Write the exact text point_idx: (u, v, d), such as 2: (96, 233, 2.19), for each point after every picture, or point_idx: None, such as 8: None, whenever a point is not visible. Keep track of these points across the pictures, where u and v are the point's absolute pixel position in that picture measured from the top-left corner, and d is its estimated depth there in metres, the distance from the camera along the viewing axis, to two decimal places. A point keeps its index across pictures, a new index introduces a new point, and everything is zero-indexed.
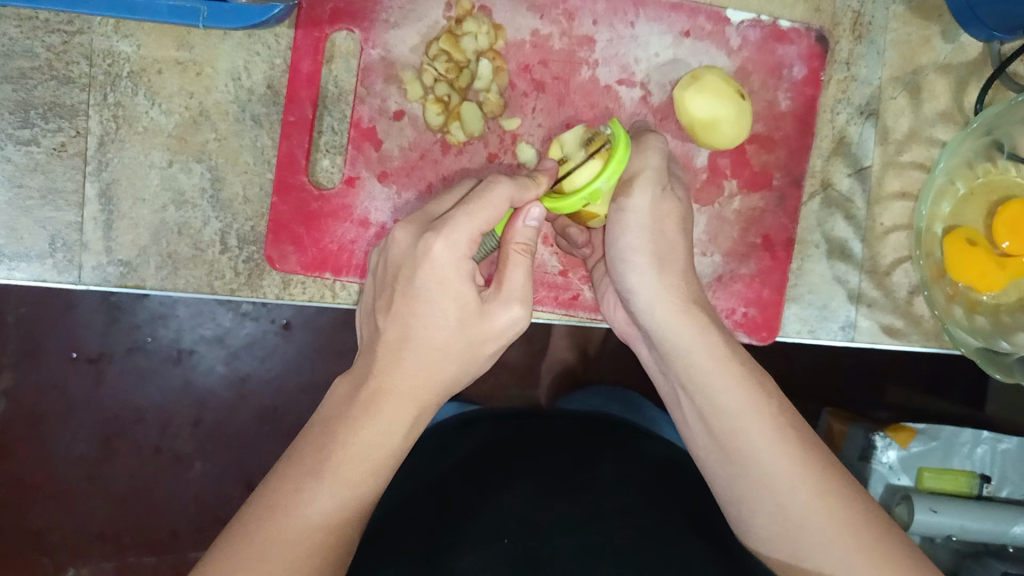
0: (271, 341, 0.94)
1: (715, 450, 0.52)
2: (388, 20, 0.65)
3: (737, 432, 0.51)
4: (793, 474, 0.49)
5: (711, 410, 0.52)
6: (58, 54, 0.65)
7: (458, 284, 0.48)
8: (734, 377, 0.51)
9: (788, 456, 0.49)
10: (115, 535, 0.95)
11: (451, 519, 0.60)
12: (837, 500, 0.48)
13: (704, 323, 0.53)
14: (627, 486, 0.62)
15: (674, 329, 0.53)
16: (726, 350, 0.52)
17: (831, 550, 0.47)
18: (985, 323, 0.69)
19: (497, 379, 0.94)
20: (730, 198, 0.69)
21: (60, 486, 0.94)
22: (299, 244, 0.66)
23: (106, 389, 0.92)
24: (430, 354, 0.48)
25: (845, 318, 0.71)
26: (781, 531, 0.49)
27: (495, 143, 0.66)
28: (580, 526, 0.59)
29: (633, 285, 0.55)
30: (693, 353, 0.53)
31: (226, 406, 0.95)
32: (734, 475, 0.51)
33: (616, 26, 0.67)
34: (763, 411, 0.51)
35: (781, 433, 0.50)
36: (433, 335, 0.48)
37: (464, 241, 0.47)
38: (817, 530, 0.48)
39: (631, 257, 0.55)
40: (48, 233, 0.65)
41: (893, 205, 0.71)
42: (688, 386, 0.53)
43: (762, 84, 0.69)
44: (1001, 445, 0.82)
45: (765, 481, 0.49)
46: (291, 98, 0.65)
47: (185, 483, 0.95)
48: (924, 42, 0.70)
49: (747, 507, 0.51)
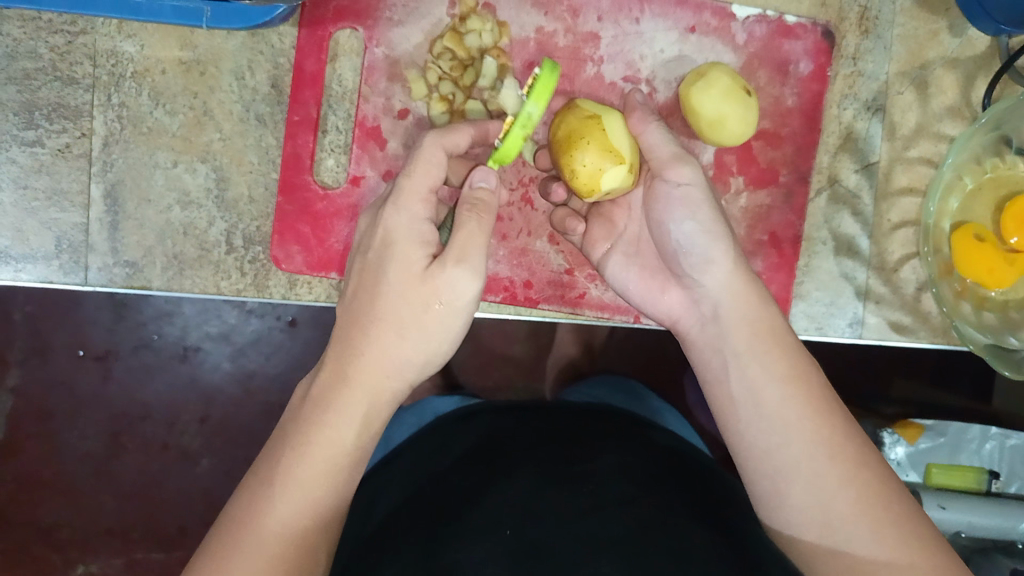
0: (278, 337, 0.93)
1: (754, 415, 0.52)
2: (392, 19, 0.65)
3: (788, 399, 0.51)
4: (833, 442, 0.49)
5: (762, 377, 0.52)
6: (62, 54, 0.64)
7: (407, 252, 0.52)
8: (789, 351, 0.53)
9: (825, 428, 0.50)
10: (125, 531, 0.95)
11: (447, 511, 0.60)
12: (868, 478, 0.49)
13: (764, 298, 0.56)
14: (628, 477, 0.62)
15: (740, 298, 0.55)
16: (783, 325, 0.55)
17: (858, 521, 0.47)
18: (993, 319, 0.68)
19: (503, 375, 0.94)
20: (736, 194, 0.68)
21: (67, 482, 0.94)
22: (304, 244, 0.66)
23: (113, 386, 0.92)
24: (382, 342, 0.52)
25: (852, 314, 0.71)
26: (813, 503, 0.48)
27: None
28: (573, 518, 0.57)
29: (704, 252, 0.56)
30: (752, 321, 0.54)
31: (233, 402, 0.95)
32: (774, 446, 0.50)
33: (622, 22, 0.66)
34: (806, 380, 0.52)
35: (824, 405, 0.51)
36: (395, 321, 0.52)
37: (417, 205, 0.53)
38: (845, 501, 0.48)
39: (692, 220, 0.57)
40: (54, 233, 0.65)
41: (901, 201, 0.71)
42: (742, 353, 0.54)
43: (769, 80, 0.68)
44: (1010, 440, 0.82)
45: (809, 449, 0.49)
46: (295, 98, 0.65)
47: (193, 479, 0.96)
48: (932, 36, 0.70)
49: (781, 479, 0.50)
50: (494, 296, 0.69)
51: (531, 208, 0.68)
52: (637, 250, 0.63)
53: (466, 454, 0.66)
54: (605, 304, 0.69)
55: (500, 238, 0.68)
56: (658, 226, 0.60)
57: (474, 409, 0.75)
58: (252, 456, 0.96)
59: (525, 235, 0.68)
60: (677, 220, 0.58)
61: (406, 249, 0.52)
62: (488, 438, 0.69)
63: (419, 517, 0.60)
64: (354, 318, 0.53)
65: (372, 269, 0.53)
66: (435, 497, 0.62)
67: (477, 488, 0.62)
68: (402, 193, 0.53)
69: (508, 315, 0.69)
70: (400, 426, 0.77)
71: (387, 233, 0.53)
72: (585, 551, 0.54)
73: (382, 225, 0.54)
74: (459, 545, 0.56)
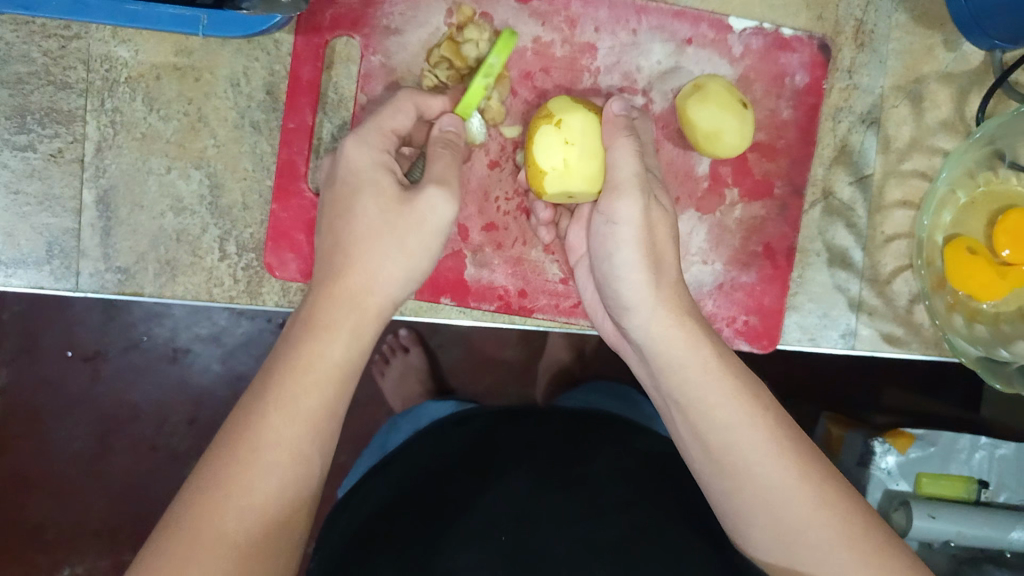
0: (267, 339, 0.93)
1: (705, 463, 0.53)
2: (389, 27, 0.65)
3: (733, 447, 0.51)
4: (791, 486, 0.49)
5: (704, 426, 0.52)
6: (56, 59, 0.64)
7: (376, 177, 0.54)
8: (730, 393, 0.52)
9: (786, 467, 0.50)
10: (113, 533, 0.95)
11: (446, 508, 0.61)
12: (834, 515, 0.48)
13: (697, 336, 0.55)
14: (623, 478, 0.63)
15: (671, 343, 0.55)
16: (719, 364, 0.54)
17: (826, 559, 0.48)
18: (984, 332, 0.69)
19: (495, 378, 0.94)
20: (731, 206, 0.69)
21: (54, 484, 0.93)
22: (299, 252, 0.66)
23: (102, 388, 0.92)
24: (345, 311, 0.51)
25: (845, 326, 0.71)
26: (776, 539, 0.49)
27: (495, 150, 0.66)
28: (571, 516, 0.59)
29: (628, 299, 0.56)
30: (685, 368, 0.54)
31: (223, 404, 0.94)
32: (729, 493, 0.51)
33: (619, 33, 0.66)
34: (758, 421, 0.51)
35: (778, 444, 0.51)
36: (357, 295, 0.52)
37: (374, 138, 0.56)
38: (813, 535, 0.48)
39: (627, 273, 0.55)
40: (45, 238, 0.65)
41: (895, 214, 0.71)
42: (680, 401, 0.54)
43: (765, 93, 0.68)
44: (999, 450, 0.82)
45: (765, 497, 0.50)
46: (291, 105, 0.64)
47: (182, 481, 0.95)
48: (927, 50, 0.70)
49: (743, 521, 0.51)
50: (488, 305, 0.68)
51: (527, 218, 0.68)
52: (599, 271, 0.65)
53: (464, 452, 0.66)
54: None
55: (495, 247, 0.68)
56: (600, 271, 0.58)
57: (468, 414, 0.73)
58: None
59: (520, 245, 0.68)
60: (610, 260, 0.57)
61: (374, 181, 0.54)
62: (483, 440, 0.68)
63: (421, 511, 0.61)
64: (324, 268, 0.53)
65: (347, 208, 0.54)
66: (436, 492, 0.63)
67: (476, 488, 0.62)
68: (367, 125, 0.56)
69: (503, 324, 0.69)
70: (394, 431, 0.77)
71: (352, 168, 0.55)
72: (586, 555, 0.57)
73: (347, 159, 0.55)
74: (451, 550, 0.58)
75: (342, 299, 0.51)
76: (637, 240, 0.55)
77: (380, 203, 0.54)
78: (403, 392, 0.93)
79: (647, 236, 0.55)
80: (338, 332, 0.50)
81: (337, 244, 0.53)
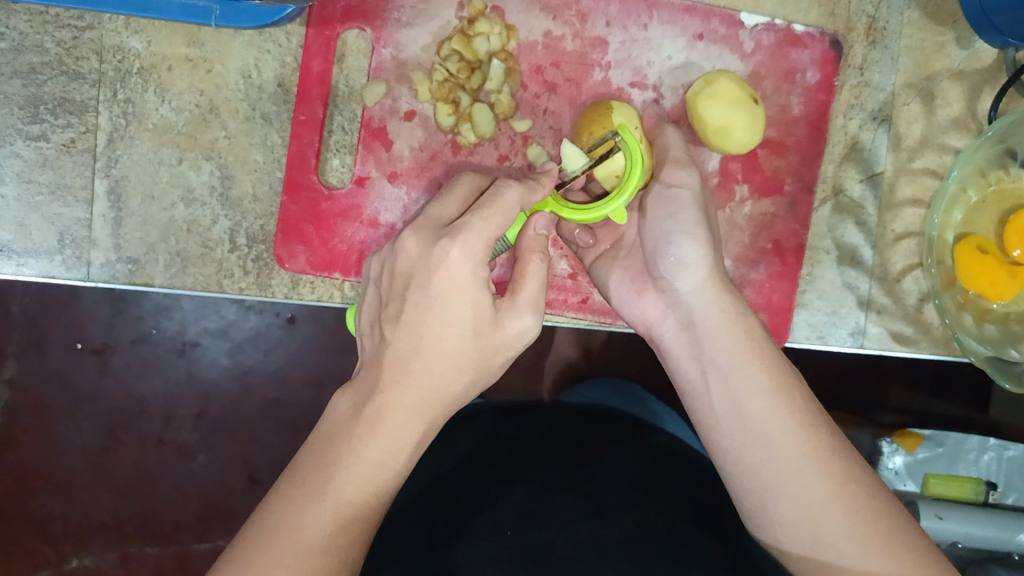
0: (276, 334, 0.93)
1: (740, 431, 0.51)
2: (400, 20, 0.65)
3: (771, 412, 0.51)
4: (819, 460, 0.48)
5: (744, 390, 0.52)
6: (69, 50, 0.64)
7: (470, 294, 0.48)
8: (767, 364, 0.53)
9: (816, 439, 0.49)
10: (119, 526, 0.95)
11: (454, 508, 0.62)
12: (860, 490, 0.48)
13: (744, 312, 0.56)
14: (631, 479, 0.62)
15: (718, 312, 0.55)
16: (761, 335, 0.55)
17: (852, 537, 0.46)
18: (994, 332, 0.69)
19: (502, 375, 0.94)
20: (741, 203, 0.68)
21: (63, 476, 0.94)
22: (308, 244, 0.66)
23: (110, 381, 0.92)
24: (408, 418, 0.47)
25: (854, 324, 0.71)
26: (800, 519, 0.48)
27: (506, 144, 0.66)
28: (577, 515, 0.59)
29: (678, 261, 0.57)
30: (731, 334, 0.54)
31: (230, 398, 0.95)
32: (758, 461, 0.50)
33: (630, 28, 0.66)
34: (794, 392, 0.51)
35: (808, 421, 0.50)
36: (423, 401, 0.47)
37: (480, 247, 0.48)
38: (837, 511, 0.47)
39: (683, 233, 0.57)
40: (57, 228, 0.65)
41: (905, 212, 0.71)
42: (723, 366, 0.53)
43: (776, 89, 0.68)
44: (1008, 452, 0.82)
45: (797, 458, 0.49)
46: (301, 98, 0.65)
47: (189, 474, 0.95)
48: (939, 48, 0.70)
49: (769, 496, 0.49)
50: None
51: None
52: (629, 257, 0.63)
53: (471, 453, 0.66)
54: (608, 310, 0.69)
55: None
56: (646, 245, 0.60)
57: (473, 411, 0.73)
58: (249, 453, 0.96)
59: None
60: (668, 223, 0.58)
61: (475, 298, 0.48)
62: (491, 437, 0.68)
63: (433, 513, 0.62)
64: (383, 389, 0.47)
65: (430, 302, 0.47)
66: (446, 493, 0.63)
67: (486, 488, 0.63)
68: (476, 234, 0.48)
69: None
70: None
71: (453, 274, 0.47)
72: (589, 553, 0.56)
73: (446, 265, 0.47)
74: (463, 546, 0.58)
75: (406, 418, 0.47)
76: (695, 204, 0.58)
77: (469, 319, 0.48)
78: None
79: (703, 207, 0.59)
80: (394, 414, 0.46)
81: (414, 348, 0.47)
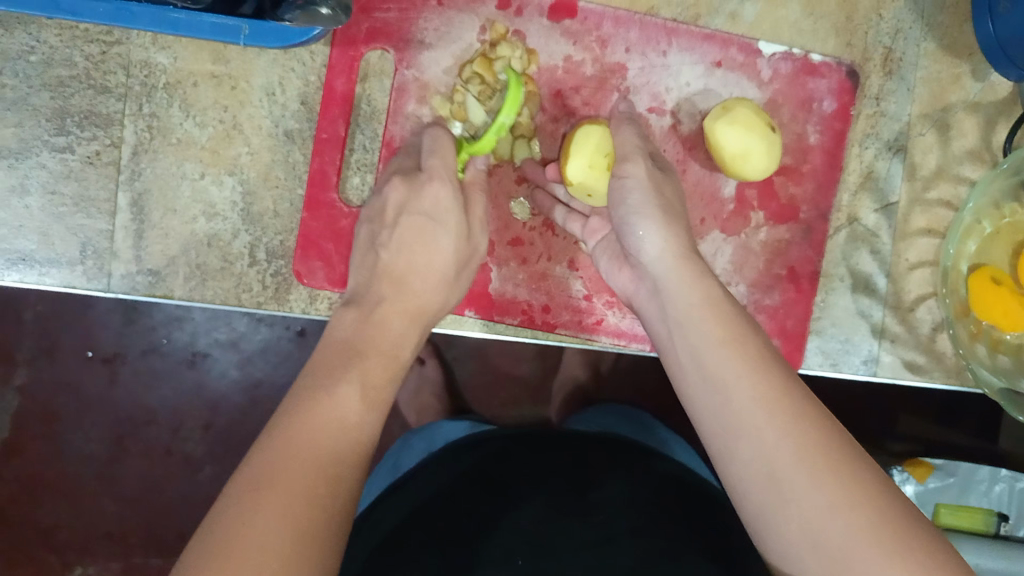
0: (285, 346, 0.85)
1: (699, 384, 0.49)
2: (423, 42, 0.66)
3: (720, 362, 0.48)
4: (770, 396, 0.45)
5: (697, 344, 0.49)
6: (97, 64, 0.65)
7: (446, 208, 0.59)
8: (723, 319, 0.50)
9: (766, 382, 0.45)
10: (125, 536, 0.87)
11: (464, 533, 0.61)
12: (811, 427, 0.43)
13: (702, 273, 0.53)
14: (636, 507, 0.62)
15: (675, 274, 0.54)
16: (719, 295, 0.52)
17: (802, 471, 0.41)
18: (1007, 363, 0.69)
19: (509, 393, 0.88)
20: (756, 229, 0.69)
21: (60, 485, 0.85)
22: (327, 260, 0.67)
23: (120, 392, 0.84)
24: (408, 328, 0.55)
25: (867, 352, 0.71)
26: (752, 454, 0.44)
27: (526, 167, 0.67)
28: (583, 541, 0.59)
29: (638, 232, 0.56)
30: (686, 291, 0.52)
31: (238, 411, 0.87)
32: (717, 406, 0.47)
33: (649, 54, 0.67)
34: (745, 345, 0.48)
35: (763, 365, 0.47)
36: (419, 310, 0.56)
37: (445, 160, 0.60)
38: (786, 446, 0.43)
39: (638, 211, 0.56)
40: (79, 239, 0.66)
41: (919, 241, 0.71)
42: (681, 327, 0.51)
43: (792, 117, 0.69)
44: (1019, 483, 0.82)
45: (743, 405, 0.45)
46: (324, 116, 0.65)
47: (194, 487, 0.87)
48: (955, 80, 0.70)
49: (726, 443, 0.46)
50: (511, 318, 0.69)
51: (552, 233, 0.68)
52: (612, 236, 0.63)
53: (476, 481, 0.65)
54: (622, 332, 0.70)
55: (520, 262, 0.68)
56: (615, 221, 0.59)
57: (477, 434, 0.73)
58: None
59: (545, 260, 0.68)
60: (623, 209, 0.58)
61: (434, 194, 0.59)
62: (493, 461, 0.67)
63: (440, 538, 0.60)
64: (364, 336, 0.53)
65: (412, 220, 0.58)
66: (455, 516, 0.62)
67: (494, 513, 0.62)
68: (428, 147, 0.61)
69: (524, 339, 0.70)
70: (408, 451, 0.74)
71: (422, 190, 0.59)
72: None
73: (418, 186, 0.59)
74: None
75: (405, 322, 0.55)
76: (645, 188, 0.57)
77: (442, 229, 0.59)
78: (419, 403, 0.87)
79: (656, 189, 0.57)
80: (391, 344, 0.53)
81: (414, 264, 0.57)
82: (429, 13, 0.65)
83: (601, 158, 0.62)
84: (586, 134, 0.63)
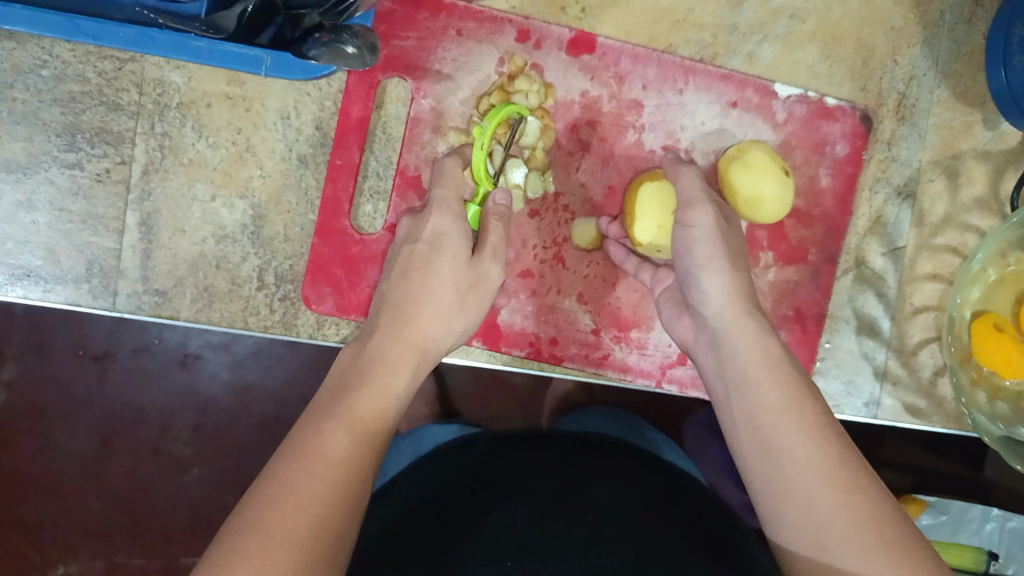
0: (278, 352, 0.76)
1: (755, 443, 0.51)
2: (441, 72, 0.65)
3: (781, 427, 0.50)
4: (828, 470, 0.48)
5: (757, 405, 0.51)
6: (109, 81, 0.65)
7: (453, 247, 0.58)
8: (783, 381, 0.52)
9: (823, 454, 0.48)
10: (108, 534, 0.79)
11: (448, 528, 0.56)
12: (864, 500, 0.46)
13: (764, 330, 0.55)
14: (627, 506, 0.57)
15: (737, 333, 0.55)
16: (782, 356, 0.53)
17: (852, 546, 0.45)
18: (1006, 409, 0.69)
19: (500, 404, 0.77)
20: (765, 269, 0.69)
21: (40, 482, 0.77)
22: (336, 287, 0.66)
23: (111, 390, 0.76)
24: (405, 356, 0.54)
25: (869, 394, 0.72)
26: (807, 522, 0.47)
27: (538, 200, 0.67)
28: (574, 543, 0.54)
29: (697, 285, 0.57)
30: (748, 348, 0.54)
31: (230, 412, 0.78)
32: (771, 471, 0.49)
33: (666, 92, 0.67)
34: (805, 412, 0.50)
35: (820, 434, 0.49)
36: (415, 343, 0.55)
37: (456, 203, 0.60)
38: (838, 520, 0.46)
39: (700, 264, 0.57)
40: (86, 257, 0.66)
41: (924, 286, 0.72)
42: (740, 384, 0.53)
43: (805, 160, 0.69)
44: (1010, 522, 0.79)
45: (800, 475, 0.48)
46: (339, 143, 0.65)
47: (181, 488, 0.79)
48: (966, 128, 0.71)
49: (780, 503, 0.49)
50: (518, 350, 0.69)
51: (562, 267, 0.68)
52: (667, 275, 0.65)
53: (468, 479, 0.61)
54: (628, 367, 0.69)
55: (529, 294, 0.68)
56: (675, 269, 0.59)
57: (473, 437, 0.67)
58: (249, 473, 0.80)
59: (554, 293, 0.68)
60: (682, 261, 0.58)
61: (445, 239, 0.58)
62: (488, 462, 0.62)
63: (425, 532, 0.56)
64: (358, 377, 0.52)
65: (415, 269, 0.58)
66: (444, 511, 0.58)
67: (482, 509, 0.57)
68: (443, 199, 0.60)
69: (530, 370, 0.70)
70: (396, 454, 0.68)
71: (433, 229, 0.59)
72: None
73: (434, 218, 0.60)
74: None
75: (403, 353, 0.54)
76: (709, 238, 0.56)
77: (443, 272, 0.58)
78: (410, 414, 0.77)
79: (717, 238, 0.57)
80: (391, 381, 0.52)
81: (410, 300, 0.57)
82: (447, 43, 0.65)
83: (668, 217, 0.63)
84: (643, 197, 0.64)
